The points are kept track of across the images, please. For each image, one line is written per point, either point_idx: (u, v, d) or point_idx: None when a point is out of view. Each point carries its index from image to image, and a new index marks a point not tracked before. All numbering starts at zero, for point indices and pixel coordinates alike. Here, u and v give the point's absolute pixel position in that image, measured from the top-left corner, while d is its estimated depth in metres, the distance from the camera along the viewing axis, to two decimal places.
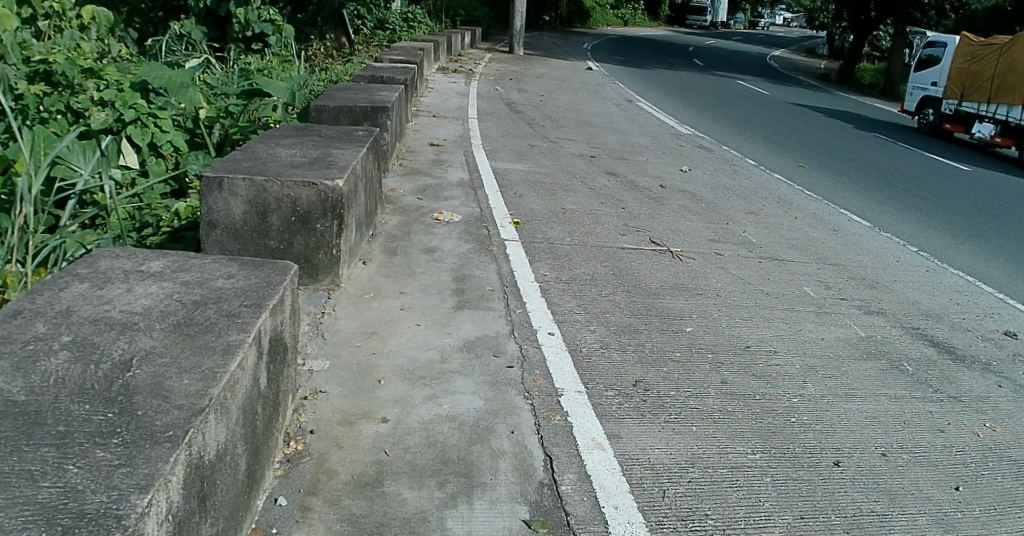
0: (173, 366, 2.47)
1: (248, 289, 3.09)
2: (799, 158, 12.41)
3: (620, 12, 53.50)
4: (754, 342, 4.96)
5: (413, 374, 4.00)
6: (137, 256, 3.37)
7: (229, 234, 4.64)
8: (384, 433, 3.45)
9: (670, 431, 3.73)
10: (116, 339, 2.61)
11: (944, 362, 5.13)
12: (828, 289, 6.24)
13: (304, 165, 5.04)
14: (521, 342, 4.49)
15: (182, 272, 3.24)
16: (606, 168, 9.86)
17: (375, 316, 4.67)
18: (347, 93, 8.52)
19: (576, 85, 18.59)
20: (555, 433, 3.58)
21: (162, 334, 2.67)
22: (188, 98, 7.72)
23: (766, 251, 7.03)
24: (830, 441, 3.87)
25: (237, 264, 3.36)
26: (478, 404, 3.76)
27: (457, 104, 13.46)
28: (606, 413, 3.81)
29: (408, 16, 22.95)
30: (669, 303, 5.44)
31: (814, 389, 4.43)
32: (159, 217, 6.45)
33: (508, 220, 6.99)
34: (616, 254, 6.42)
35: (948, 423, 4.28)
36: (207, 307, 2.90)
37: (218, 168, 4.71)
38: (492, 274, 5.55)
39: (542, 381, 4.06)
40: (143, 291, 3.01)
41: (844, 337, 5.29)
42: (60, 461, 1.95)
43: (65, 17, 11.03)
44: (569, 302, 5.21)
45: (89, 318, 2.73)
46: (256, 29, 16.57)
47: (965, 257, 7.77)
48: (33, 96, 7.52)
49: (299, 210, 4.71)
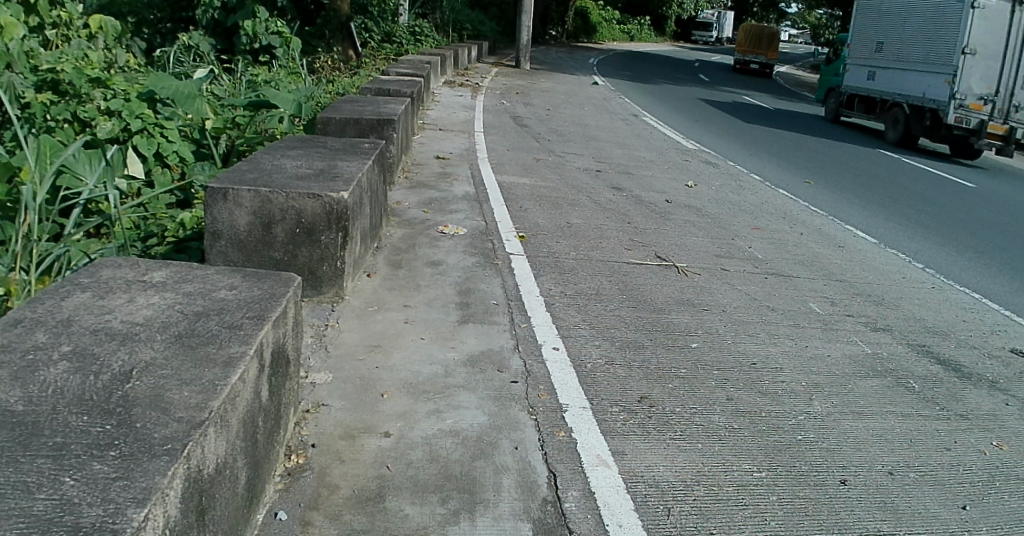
0: (173, 378, 2.44)
1: (251, 301, 3.07)
2: (806, 174, 12.33)
3: (626, 26, 54.00)
4: (761, 359, 4.90)
5: (417, 388, 3.96)
6: (140, 267, 3.35)
7: (232, 246, 4.65)
8: (387, 447, 3.42)
9: (676, 449, 3.69)
10: (116, 350, 2.58)
11: (950, 379, 5.08)
12: (834, 306, 6.19)
13: (309, 177, 5.04)
14: (526, 358, 4.44)
15: (184, 283, 3.22)
16: (611, 183, 9.82)
17: (379, 329, 4.64)
18: (353, 105, 8.58)
19: (582, 99, 18.66)
20: (558, 449, 3.53)
21: (163, 346, 2.65)
22: (195, 109, 7.80)
23: (772, 267, 6.99)
24: (836, 460, 3.82)
25: (240, 275, 3.34)
26: (481, 419, 3.72)
27: (462, 117, 13.51)
28: (610, 430, 3.76)
29: (416, 30, 23.12)
30: (675, 319, 5.39)
31: (820, 407, 4.38)
32: (164, 227, 6.49)
33: (512, 233, 6.97)
34: (622, 268, 6.39)
35: (956, 442, 4.23)
36: (209, 318, 2.88)
37: (223, 178, 4.71)
38: (497, 288, 5.52)
39: (547, 396, 4.01)
40: (145, 302, 2.98)
41: (851, 354, 5.25)
42: (57, 473, 1.92)
43: (73, 26, 11.09)
44: (574, 317, 5.17)
45: (90, 328, 2.71)
46: (264, 41, 16.69)
47: (970, 274, 7.76)
48: (41, 105, 7.61)
49: (304, 222, 4.70)
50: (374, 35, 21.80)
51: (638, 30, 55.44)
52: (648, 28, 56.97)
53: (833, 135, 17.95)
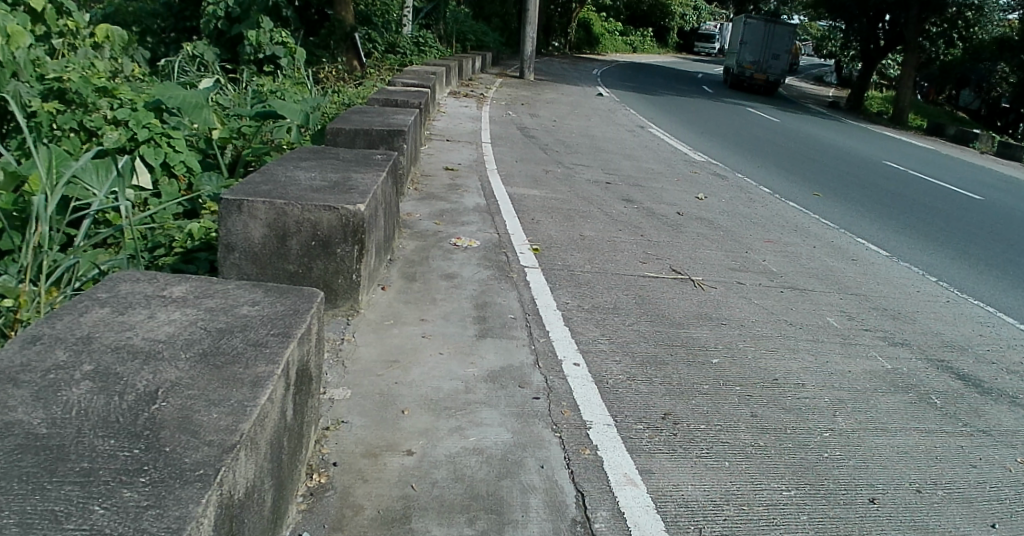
0: (201, 399, 2.38)
1: (275, 317, 2.99)
2: (813, 187, 12.28)
3: (627, 37, 54.06)
4: (782, 375, 4.82)
5: (438, 404, 3.89)
6: (159, 281, 3.28)
7: (247, 258, 4.62)
8: (410, 465, 3.35)
9: (703, 467, 3.61)
10: (139, 369, 2.52)
11: (970, 394, 5.02)
12: (850, 320, 6.14)
13: (324, 189, 4.98)
14: (547, 374, 4.36)
15: (205, 297, 3.15)
16: (621, 195, 9.78)
17: (396, 344, 4.57)
18: (363, 115, 8.55)
19: (587, 110, 18.66)
20: (585, 468, 3.45)
21: (187, 365, 2.57)
22: (202, 119, 7.80)
23: (787, 280, 6.94)
24: (863, 478, 3.75)
25: (262, 290, 3.27)
26: (505, 437, 3.65)
27: (469, 128, 13.54)
28: (637, 448, 3.68)
29: (419, 40, 23.19)
30: (694, 334, 5.31)
31: (844, 423, 4.32)
32: (172, 237, 6.50)
33: (526, 245, 6.92)
34: (637, 281, 6.33)
35: (980, 458, 4.17)
36: (233, 335, 2.81)
37: (238, 190, 4.67)
38: (513, 301, 5.46)
39: (570, 413, 3.93)
40: (165, 318, 2.92)
41: (871, 369, 5.18)
42: (85, 501, 1.86)
43: (79, 35, 11.11)
44: (593, 331, 5.10)
45: (111, 346, 2.65)
46: (268, 51, 16.73)
47: (982, 286, 7.71)
48: (48, 113, 7.62)
49: (320, 235, 4.66)
50: (378, 45, 21.83)
51: (640, 41, 55.71)
52: (649, 39, 57.15)
53: (839, 147, 17.86)
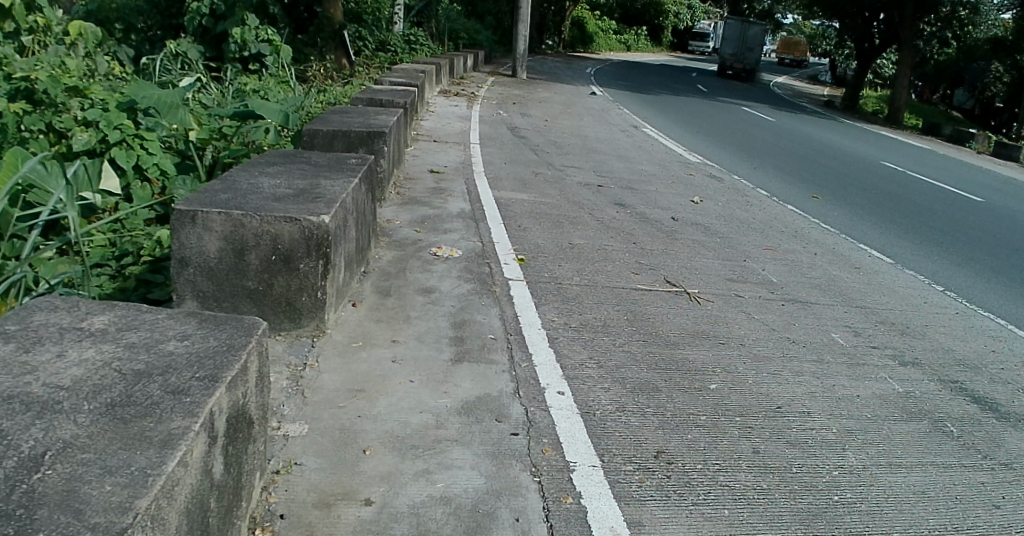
0: (95, 465, 1.96)
1: (205, 355, 2.59)
2: (812, 189, 11.92)
3: (622, 37, 53.63)
4: (786, 403, 4.42)
5: (404, 442, 3.49)
6: (80, 310, 2.86)
7: (202, 273, 4.20)
8: (367, 519, 2.94)
9: (699, 518, 3.20)
10: (29, 425, 2.09)
11: (988, 420, 4.63)
12: (856, 336, 5.74)
13: (288, 197, 4.57)
14: (527, 405, 3.95)
15: (129, 331, 2.74)
16: (614, 198, 9.40)
17: (363, 369, 4.15)
18: (343, 116, 8.14)
19: (581, 110, 18.28)
20: (565, 521, 3.05)
21: (90, 420, 2.16)
22: (178, 119, 7.38)
23: (788, 293, 6.54)
24: (878, 526, 3.35)
25: (195, 321, 2.86)
26: (478, 482, 3.24)
27: (458, 128, 13.11)
28: (625, 495, 3.28)
29: (410, 38, 22.77)
30: (690, 356, 4.91)
31: (855, 459, 3.92)
32: (140, 245, 6.09)
33: (512, 255, 6.51)
34: (629, 295, 5.93)
35: (1003, 497, 3.77)
36: (151, 380, 2.39)
37: (191, 199, 4.26)
38: (495, 319, 5.05)
39: (552, 452, 3.53)
40: (77, 357, 2.50)
41: (881, 394, 4.77)
42: None
43: (51, 32, 10.76)
44: (580, 354, 4.69)
45: (3, 395, 2.23)
46: (254, 49, 16.20)
47: (989, 296, 7.35)
48: (14, 115, 7.20)
49: (281, 249, 4.24)
50: (368, 43, 21.36)
51: (635, 40, 55.33)
52: (644, 37, 56.77)
53: (836, 147, 17.52)
